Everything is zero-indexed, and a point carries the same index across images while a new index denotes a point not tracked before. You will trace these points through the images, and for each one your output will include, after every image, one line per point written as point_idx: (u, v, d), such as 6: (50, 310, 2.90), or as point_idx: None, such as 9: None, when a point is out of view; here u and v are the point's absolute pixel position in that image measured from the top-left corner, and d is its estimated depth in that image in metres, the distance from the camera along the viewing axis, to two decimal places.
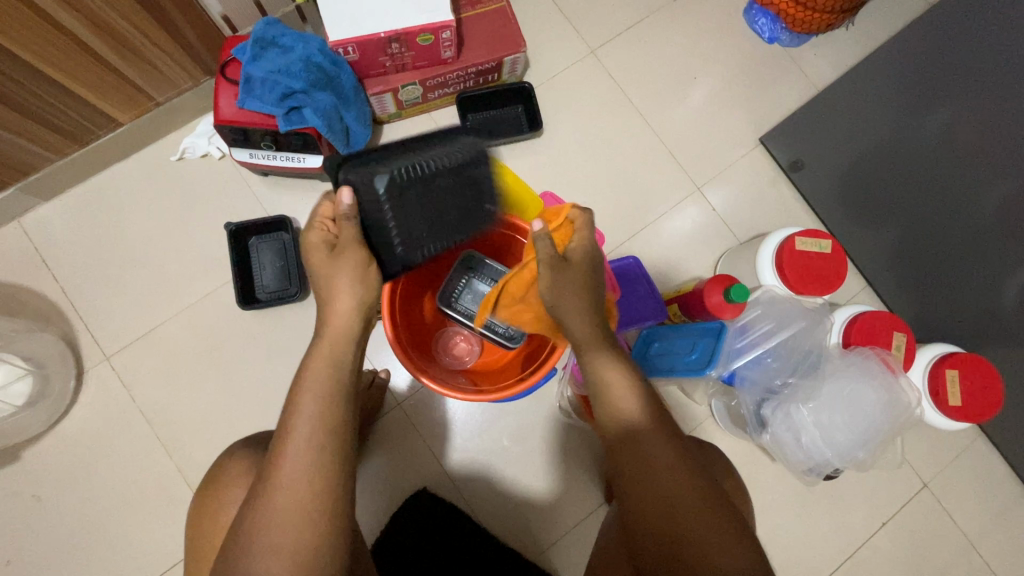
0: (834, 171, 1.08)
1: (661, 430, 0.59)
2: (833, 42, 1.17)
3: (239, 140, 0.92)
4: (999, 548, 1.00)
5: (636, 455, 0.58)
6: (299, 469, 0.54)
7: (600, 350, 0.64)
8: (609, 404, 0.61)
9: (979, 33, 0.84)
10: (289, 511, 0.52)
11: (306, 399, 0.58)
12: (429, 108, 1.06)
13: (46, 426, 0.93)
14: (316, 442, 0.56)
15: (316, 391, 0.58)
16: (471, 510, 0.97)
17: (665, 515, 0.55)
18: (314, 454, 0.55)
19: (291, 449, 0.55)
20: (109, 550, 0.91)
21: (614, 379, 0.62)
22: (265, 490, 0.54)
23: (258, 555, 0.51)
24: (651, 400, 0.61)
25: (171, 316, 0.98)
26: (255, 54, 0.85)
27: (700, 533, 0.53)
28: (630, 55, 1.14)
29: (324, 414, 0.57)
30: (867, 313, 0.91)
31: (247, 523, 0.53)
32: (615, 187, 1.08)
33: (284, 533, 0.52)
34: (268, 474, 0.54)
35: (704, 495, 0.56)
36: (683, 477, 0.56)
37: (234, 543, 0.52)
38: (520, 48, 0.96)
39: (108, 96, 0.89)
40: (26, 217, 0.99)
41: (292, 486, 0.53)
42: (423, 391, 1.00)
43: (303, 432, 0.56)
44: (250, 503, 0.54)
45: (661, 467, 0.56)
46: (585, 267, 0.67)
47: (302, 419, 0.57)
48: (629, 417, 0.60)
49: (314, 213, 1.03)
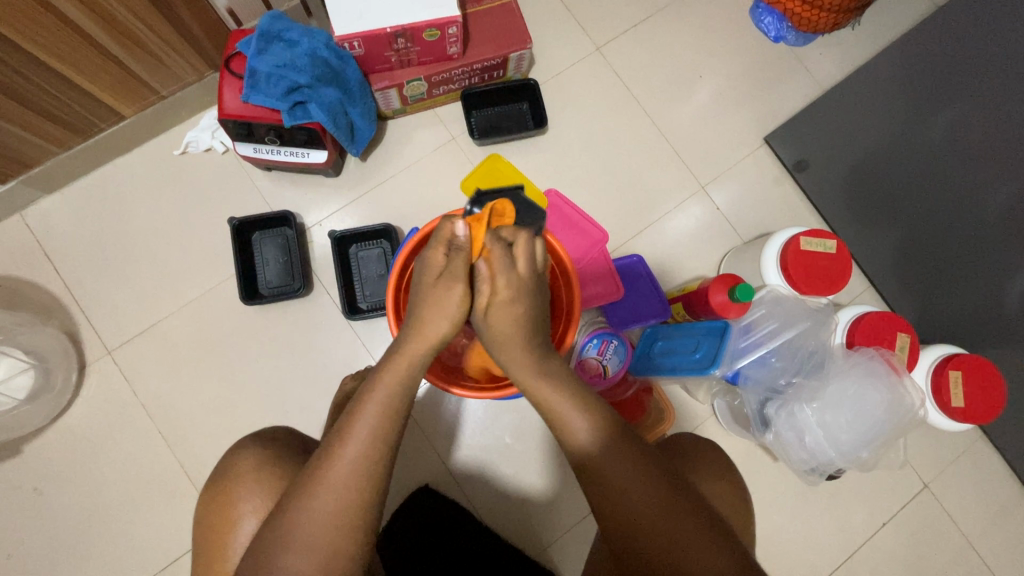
0: (838, 170, 1.07)
1: (621, 449, 0.57)
2: (839, 41, 1.17)
3: (243, 135, 0.92)
4: (999, 549, 1.00)
5: (598, 478, 0.56)
6: (348, 477, 0.53)
7: (539, 381, 0.59)
8: (561, 428, 0.59)
9: (967, 42, 0.90)
10: (332, 518, 0.52)
11: (371, 406, 0.56)
12: (434, 104, 1.06)
13: (47, 420, 0.92)
14: (372, 454, 0.55)
15: (383, 400, 0.57)
16: (474, 508, 0.97)
17: (631, 530, 0.54)
18: (367, 465, 0.54)
19: (345, 455, 0.54)
20: (110, 545, 0.91)
21: (559, 408, 0.58)
22: (310, 491, 0.53)
23: (295, 557, 0.50)
24: (605, 423, 0.58)
25: (173, 311, 0.98)
26: (259, 48, 0.85)
27: (676, 551, 0.53)
28: (636, 53, 1.14)
29: (384, 426, 0.56)
30: (872, 313, 0.91)
31: (284, 521, 0.52)
32: (619, 185, 1.08)
33: (323, 538, 0.51)
34: (315, 475, 0.54)
35: (681, 518, 0.54)
36: (649, 498, 0.55)
37: (262, 544, 0.52)
38: (526, 44, 0.96)
39: (112, 89, 0.88)
40: (29, 210, 0.98)
41: (340, 494, 0.53)
42: (425, 388, 1.00)
43: (361, 439, 0.55)
44: (287, 501, 0.53)
45: (622, 490, 0.55)
46: (510, 300, 0.59)
47: (361, 428, 0.55)
48: (583, 443, 0.57)
49: (317, 209, 1.03)
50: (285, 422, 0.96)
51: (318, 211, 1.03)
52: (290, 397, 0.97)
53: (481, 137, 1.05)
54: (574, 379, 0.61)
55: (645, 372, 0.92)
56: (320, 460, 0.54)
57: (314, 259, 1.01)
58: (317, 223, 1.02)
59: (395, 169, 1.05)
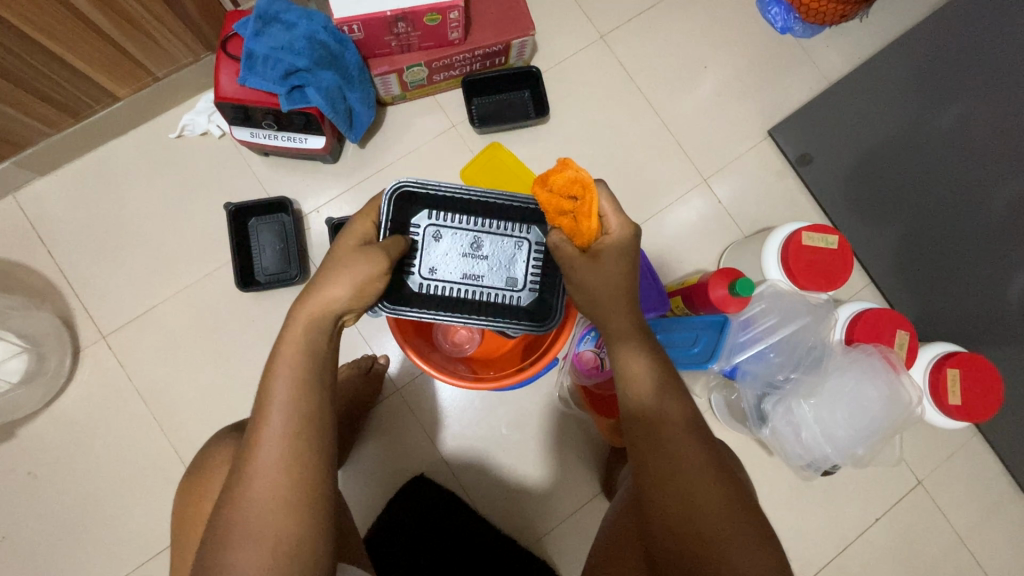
0: (842, 166, 1.06)
1: (693, 433, 0.56)
2: (847, 33, 1.15)
3: (240, 118, 0.90)
4: (990, 546, 1.01)
5: (655, 445, 0.56)
6: (274, 458, 0.51)
7: (630, 344, 0.61)
8: (625, 377, 0.60)
9: (969, 40, 0.91)
10: (267, 503, 0.49)
11: (279, 382, 0.54)
12: (434, 90, 1.04)
13: (41, 404, 0.92)
14: (291, 431, 0.52)
15: (290, 372, 0.54)
16: (469, 497, 0.97)
17: (687, 513, 0.53)
18: (291, 442, 0.52)
19: (265, 439, 0.52)
20: (105, 529, 0.91)
21: (640, 375, 0.59)
22: (239, 483, 0.51)
23: (237, 551, 0.48)
24: (668, 375, 0.60)
25: (169, 297, 0.97)
26: (257, 30, 0.83)
27: (714, 532, 0.52)
28: (641, 43, 1.12)
29: (300, 400, 0.53)
30: (871, 310, 0.91)
31: (222, 518, 0.50)
32: (621, 176, 1.07)
33: (263, 528, 0.49)
34: (242, 466, 0.51)
35: (734, 514, 0.53)
36: (707, 479, 0.54)
37: (209, 541, 0.50)
38: (528, 31, 0.94)
39: (106, 70, 0.87)
40: (22, 192, 0.97)
41: (268, 478, 0.50)
42: (422, 377, 0.99)
43: (277, 419, 0.52)
44: (226, 498, 0.51)
45: (677, 451, 0.55)
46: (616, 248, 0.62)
47: (275, 408, 0.53)
48: (646, 407, 0.58)
49: (315, 196, 1.01)
50: None
51: (315, 197, 1.01)
52: None
53: (481, 125, 1.03)
54: (666, 360, 0.61)
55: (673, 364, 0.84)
56: (245, 449, 0.52)
57: (311, 246, 1.00)
58: (314, 210, 1.01)
59: (394, 156, 1.04)
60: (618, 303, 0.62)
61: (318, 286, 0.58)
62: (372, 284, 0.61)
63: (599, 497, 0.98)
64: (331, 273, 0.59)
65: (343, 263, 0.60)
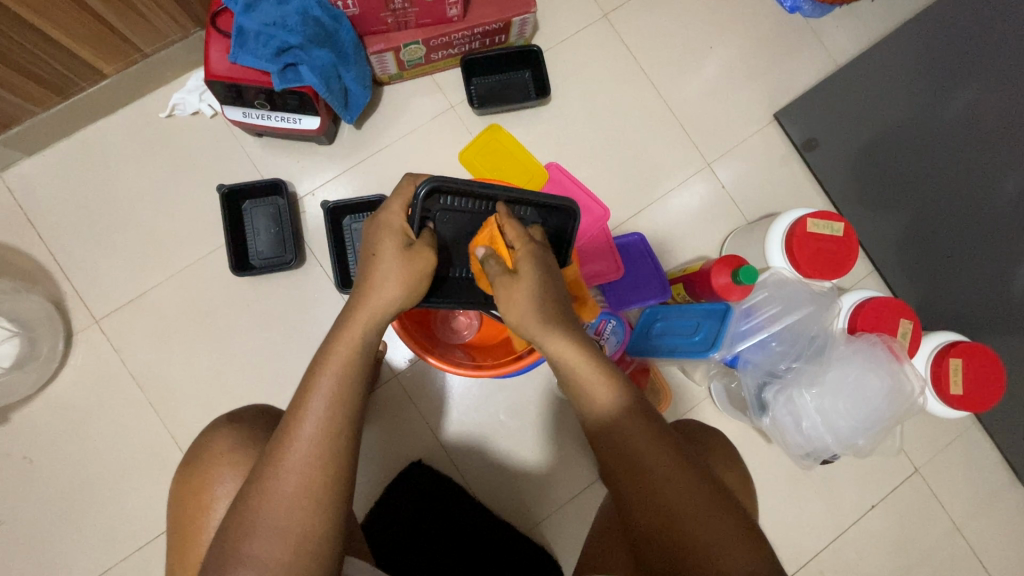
0: (849, 150, 1.03)
1: (663, 439, 0.55)
2: (857, 13, 1.12)
3: (232, 98, 0.87)
4: (984, 533, 1.02)
5: (625, 461, 0.55)
6: (308, 454, 0.51)
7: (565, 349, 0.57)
8: (585, 392, 0.58)
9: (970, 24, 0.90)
10: (297, 496, 0.50)
11: (325, 377, 0.54)
12: (432, 69, 1.01)
13: (35, 389, 0.91)
14: (331, 429, 0.53)
15: (339, 370, 0.55)
16: (468, 483, 0.97)
17: (666, 525, 0.52)
18: (328, 440, 0.52)
19: (302, 433, 0.52)
20: (101, 513, 0.91)
21: (587, 376, 0.57)
22: (268, 475, 0.50)
23: (262, 542, 0.48)
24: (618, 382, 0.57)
25: (162, 280, 0.96)
26: (247, 4, 0.79)
27: (693, 546, 0.51)
28: (645, 21, 1.09)
29: (342, 397, 0.54)
30: (874, 299, 0.89)
31: (247, 507, 0.50)
32: (624, 160, 1.05)
33: (291, 523, 0.49)
34: (273, 457, 0.51)
35: (716, 518, 0.52)
36: (684, 489, 0.53)
37: (228, 530, 0.49)
38: (529, 8, 0.91)
39: (93, 46, 0.84)
40: (10, 172, 0.95)
41: (301, 473, 0.50)
42: (418, 362, 0.99)
43: (318, 415, 0.53)
44: (248, 489, 0.51)
45: (653, 467, 0.53)
46: (533, 263, 0.58)
47: (316, 403, 0.53)
48: (607, 411, 0.56)
49: (309, 178, 0.99)
50: (276, 394, 0.94)
51: (311, 179, 0.99)
52: (281, 368, 0.95)
53: (481, 107, 1.01)
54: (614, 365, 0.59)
55: (673, 354, 0.87)
56: (279, 440, 0.52)
57: (306, 230, 0.98)
58: (309, 193, 0.99)
59: (391, 138, 1.01)
60: (543, 321, 0.57)
61: (370, 293, 0.57)
62: (425, 281, 0.60)
63: (597, 483, 0.98)
64: (392, 279, 0.58)
65: (397, 268, 0.58)
